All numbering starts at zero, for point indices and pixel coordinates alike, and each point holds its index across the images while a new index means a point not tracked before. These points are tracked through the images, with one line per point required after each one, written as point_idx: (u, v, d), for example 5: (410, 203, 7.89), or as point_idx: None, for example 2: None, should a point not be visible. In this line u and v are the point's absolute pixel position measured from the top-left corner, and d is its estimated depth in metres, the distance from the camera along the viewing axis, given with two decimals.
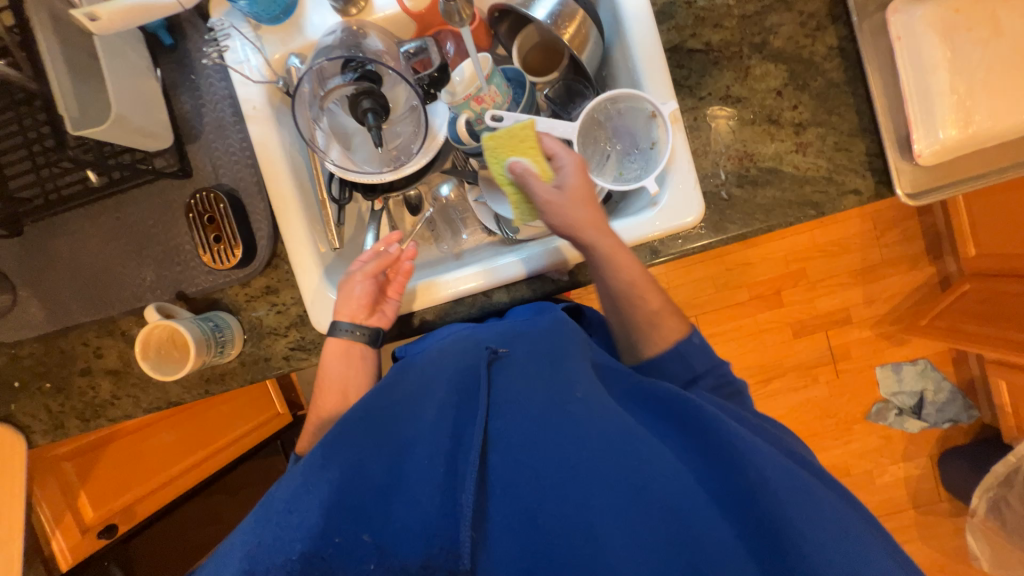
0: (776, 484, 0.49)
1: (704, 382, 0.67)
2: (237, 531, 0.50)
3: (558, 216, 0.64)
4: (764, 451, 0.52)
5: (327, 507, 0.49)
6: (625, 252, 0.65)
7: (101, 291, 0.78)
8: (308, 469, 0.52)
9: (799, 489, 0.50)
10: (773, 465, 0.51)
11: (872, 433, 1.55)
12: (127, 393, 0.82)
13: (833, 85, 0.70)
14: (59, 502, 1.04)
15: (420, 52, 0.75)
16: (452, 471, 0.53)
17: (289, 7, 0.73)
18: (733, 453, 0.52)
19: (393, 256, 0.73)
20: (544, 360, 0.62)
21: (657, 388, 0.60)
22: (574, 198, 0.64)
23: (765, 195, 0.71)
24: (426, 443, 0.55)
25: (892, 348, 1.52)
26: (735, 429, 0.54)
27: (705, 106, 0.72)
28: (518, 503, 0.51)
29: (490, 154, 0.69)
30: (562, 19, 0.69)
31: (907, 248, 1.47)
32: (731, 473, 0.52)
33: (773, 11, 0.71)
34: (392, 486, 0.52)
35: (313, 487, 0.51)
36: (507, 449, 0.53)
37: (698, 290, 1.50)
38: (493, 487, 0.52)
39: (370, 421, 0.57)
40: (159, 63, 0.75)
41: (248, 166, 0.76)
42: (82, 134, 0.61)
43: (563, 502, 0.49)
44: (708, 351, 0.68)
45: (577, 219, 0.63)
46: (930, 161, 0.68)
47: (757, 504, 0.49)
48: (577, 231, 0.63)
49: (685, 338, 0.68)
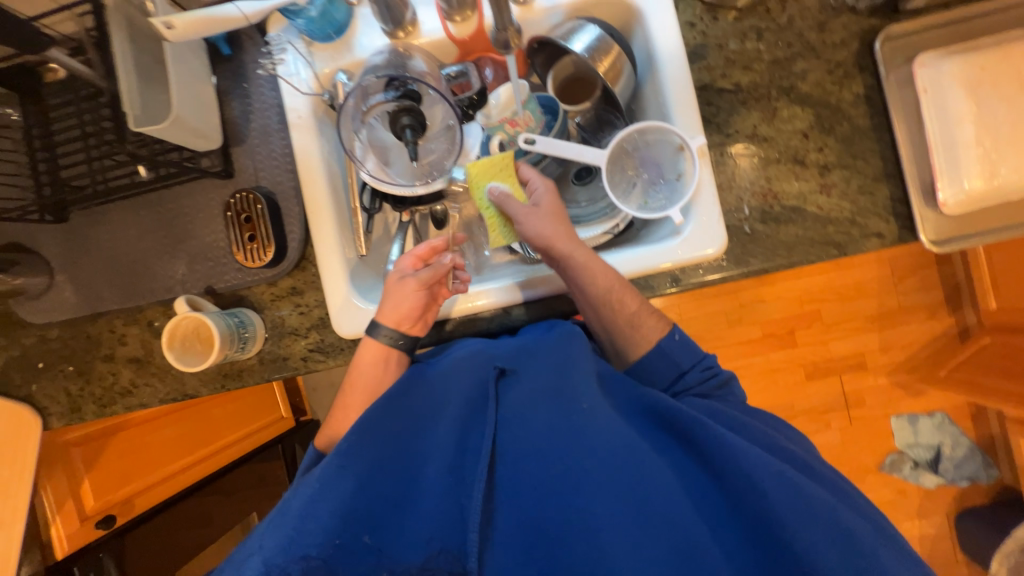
0: (782, 510, 0.49)
1: (690, 378, 0.69)
2: (255, 536, 0.51)
3: (533, 229, 0.70)
4: (767, 468, 0.51)
5: (342, 517, 0.50)
6: (600, 261, 0.68)
7: (134, 281, 0.80)
8: (322, 480, 0.52)
9: (804, 509, 0.49)
10: (778, 488, 0.50)
11: (886, 485, 1.50)
12: (146, 382, 0.83)
13: (858, 130, 0.72)
14: (64, 486, 1.04)
15: (460, 76, 0.79)
16: (463, 479, 0.55)
17: (341, 27, 0.77)
18: (735, 473, 0.52)
19: (446, 268, 0.71)
20: (551, 372, 0.61)
21: (659, 399, 0.59)
22: (547, 216, 0.71)
23: (788, 233, 0.72)
24: (439, 452, 0.56)
25: (909, 398, 1.49)
26: (738, 445, 0.53)
27: (732, 142, 0.74)
28: (524, 514, 0.53)
29: (472, 180, 0.76)
30: (599, 53, 0.73)
31: (927, 297, 1.46)
32: (734, 493, 0.52)
33: (802, 58, 0.73)
34: (405, 493, 0.54)
35: (327, 496, 0.51)
36: (514, 461, 0.55)
37: (711, 324, 1.49)
38: (501, 497, 0.54)
39: (381, 433, 0.56)
40: (216, 71, 0.80)
41: (287, 172, 0.79)
42: (142, 130, 0.64)
43: (567, 515, 0.51)
44: (689, 345, 0.71)
45: (548, 232, 0.69)
46: (954, 212, 0.69)
47: (761, 528, 0.49)
48: (551, 242, 0.69)
49: (666, 334, 0.70)
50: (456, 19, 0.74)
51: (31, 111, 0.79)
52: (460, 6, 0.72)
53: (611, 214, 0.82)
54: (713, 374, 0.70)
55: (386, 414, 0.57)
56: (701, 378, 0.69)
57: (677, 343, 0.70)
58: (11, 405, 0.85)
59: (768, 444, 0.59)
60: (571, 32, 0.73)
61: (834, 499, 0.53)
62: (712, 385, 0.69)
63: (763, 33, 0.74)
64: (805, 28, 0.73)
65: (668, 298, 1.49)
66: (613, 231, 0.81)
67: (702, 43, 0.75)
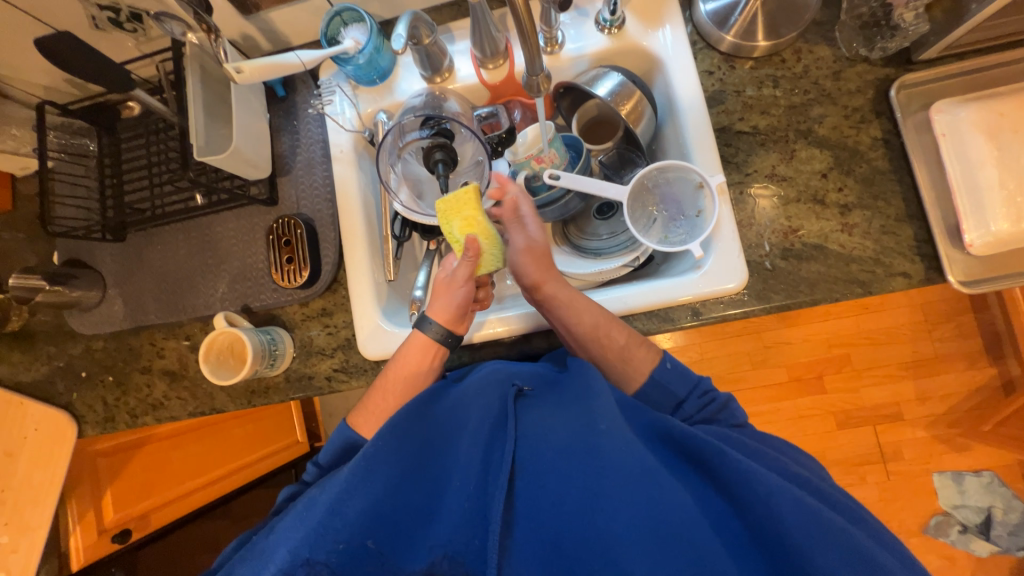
0: (802, 538, 0.48)
1: (689, 407, 0.68)
2: (280, 533, 0.54)
3: (519, 267, 0.74)
4: (789, 497, 0.49)
5: (362, 517, 0.52)
6: (585, 299, 0.71)
7: (178, 297, 0.86)
8: (347, 480, 0.53)
9: (825, 536, 0.48)
10: (800, 517, 0.48)
11: (931, 550, 1.37)
12: (178, 395, 0.86)
13: (878, 172, 0.73)
14: (88, 498, 1.06)
15: (490, 116, 0.85)
16: (483, 493, 0.56)
17: (385, 73, 0.85)
18: (757, 500, 0.50)
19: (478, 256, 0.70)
20: (569, 394, 0.61)
21: (678, 426, 0.57)
22: (531, 255, 0.74)
23: (809, 269, 0.72)
24: (461, 465, 0.57)
25: (951, 454, 1.39)
26: (759, 472, 0.51)
27: (751, 181, 0.76)
28: (542, 529, 0.53)
29: (442, 218, 0.70)
30: (621, 97, 0.78)
31: (964, 345, 1.40)
32: (755, 518, 0.51)
33: (818, 104, 0.76)
34: (427, 503, 0.56)
35: (352, 493, 0.52)
36: (531, 477, 0.55)
37: (734, 364, 1.46)
38: (519, 511, 0.55)
39: (403, 439, 0.56)
40: (270, 110, 0.88)
41: (326, 200, 0.84)
42: (204, 159, 0.72)
43: (584, 531, 0.51)
44: (683, 373, 0.70)
45: (532, 274, 0.73)
46: (983, 253, 0.68)
47: (783, 554, 0.48)
48: (535, 283, 0.72)
49: (657, 364, 0.70)
50: (489, 67, 0.82)
51: (107, 143, 0.88)
52: (493, 55, 0.80)
53: (631, 247, 0.84)
54: (711, 399, 0.69)
55: (410, 420, 0.58)
56: (700, 406, 0.68)
57: (669, 371, 0.69)
58: (52, 410, 0.90)
59: (791, 476, 0.57)
60: (594, 78, 0.79)
61: (862, 532, 0.50)
62: (711, 411, 0.68)
63: (780, 80, 0.78)
64: (820, 76, 0.77)
65: (689, 336, 1.47)
66: (632, 263, 0.83)
67: (721, 89, 0.79)
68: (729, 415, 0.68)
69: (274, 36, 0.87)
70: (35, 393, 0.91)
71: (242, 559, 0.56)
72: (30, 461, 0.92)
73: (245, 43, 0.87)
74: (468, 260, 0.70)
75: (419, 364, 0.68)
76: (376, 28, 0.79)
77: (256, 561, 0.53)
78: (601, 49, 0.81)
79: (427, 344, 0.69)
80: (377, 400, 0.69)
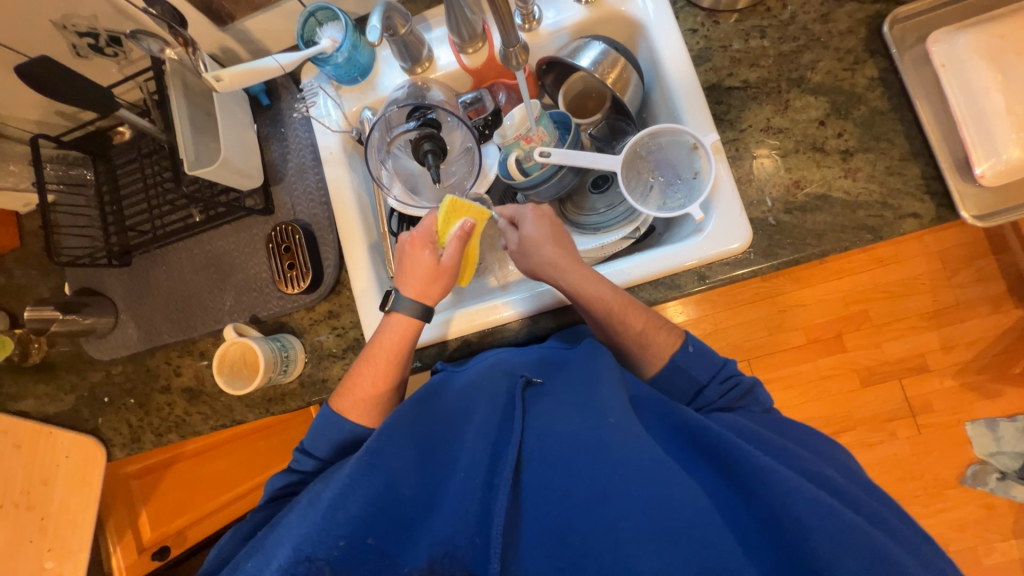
0: (820, 540, 0.46)
1: (709, 393, 0.67)
2: (285, 526, 0.53)
3: (526, 261, 0.75)
4: (810, 498, 0.48)
5: (365, 510, 0.51)
6: (597, 277, 0.69)
7: (189, 314, 0.87)
8: (353, 472, 0.53)
9: (842, 541, 0.46)
10: (819, 518, 0.47)
11: (971, 501, 1.33)
12: (199, 410, 0.88)
13: (877, 113, 0.71)
14: (124, 519, 1.16)
15: (475, 102, 0.85)
16: (489, 489, 0.54)
17: (365, 70, 0.84)
18: (768, 495, 0.49)
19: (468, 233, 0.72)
20: (574, 384, 0.61)
21: (688, 415, 0.58)
22: (541, 242, 0.73)
23: (815, 220, 0.70)
24: (466, 457, 0.56)
25: (982, 402, 1.35)
26: (772, 467, 0.50)
27: (747, 136, 0.74)
28: (547, 522, 0.51)
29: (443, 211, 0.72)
30: (606, 67, 0.76)
31: (986, 289, 1.35)
32: (764, 514, 0.49)
33: (809, 50, 0.74)
34: (432, 498, 0.55)
35: (360, 484, 0.52)
36: (539, 469, 0.54)
37: (749, 333, 1.43)
38: (526, 502, 0.53)
39: (407, 432, 0.57)
40: (257, 120, 0.88)
41: (321, 205, 0.85)
42: (195, 172, 0.72)
43: (591, 525, 0.50)
44: (705, 357, 0.69)
45: (539, 265, 0.73)
46: (994, 183, 0.66)
47: (789, 552, 0.47)
48: (543, 270, 0.73)
49: (678, 348, 0.69)
50: (469, 51, 0.81)
51: (102, 171, 0.89)
52: (472, 39, 0.79)
53: (630, 218, 0.83)
54: (734, 384, 0.68)
55: (410, 412, 0.59)
56: (721, 391, 0.67)
57: (691, 354, 0.68)
58: (83, 436, 0.92)
59: (801, 469, 0.55)
60: (577, 50, 0.77)
61: (895, 545, 0.48)
62: (734, 397, 0.67)
63: (767, 30, 0.76)
64: (808, 21, 0.75)
65: (702, 307, 1.44)
66: (633, 235, 0.82)
67: (706, 46, 0.77)
68: (754, 400, 0.68)
69: (253, 45, 0.87)
70: (62, 421, 0.94)
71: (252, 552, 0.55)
72: (66, 483, 0.97)
73: (225, 56, 0.87)
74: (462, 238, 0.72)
75: (406, 339, 0.70)
76: (352, 25, 0.78)
77: (259, 561, 0.51)
78: (580, 20, 0.79)
79: (411, 325, 0.70)
80: (365, 385, 0.69)
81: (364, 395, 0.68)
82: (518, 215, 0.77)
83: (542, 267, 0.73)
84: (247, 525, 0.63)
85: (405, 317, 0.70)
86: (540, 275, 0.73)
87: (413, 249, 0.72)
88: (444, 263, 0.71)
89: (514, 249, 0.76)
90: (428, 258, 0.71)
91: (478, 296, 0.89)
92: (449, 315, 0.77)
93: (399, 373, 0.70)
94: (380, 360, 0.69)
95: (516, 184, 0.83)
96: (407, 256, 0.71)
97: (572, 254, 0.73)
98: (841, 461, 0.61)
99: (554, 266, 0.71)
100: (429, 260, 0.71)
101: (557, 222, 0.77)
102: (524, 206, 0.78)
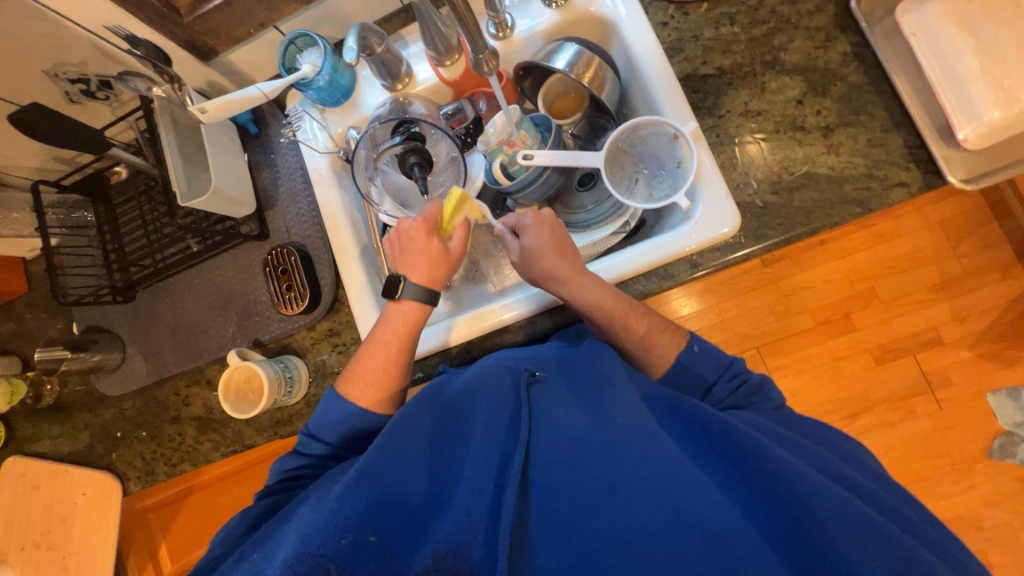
0: (840, 537, 0.46)
1: (718, 392, 0.67)
2: (295, 521, 0.53)
3: (527, 271, 0.75)
4: (832, 494, 0.48)
5: (370, 506, 0.51)
6: (600, 287, 0.69)
7: (193, 343, 0.88)
8: (359, 467, 0.53)
9: (863, 536, 0.46)
10: (843, 523, 0.46)
11: (1001, 474, 1.28)
12: (209, 438, 0.89)
13: (855, 87, 0.71)
14: (145, 552, 1.24)
15: (456, 112, 0.87)
16: (497, 489, 0.52)
17: (348, 91, 0.86)
18: (789, 495, 0.49)
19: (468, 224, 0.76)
20: (580, 385, 0.61)
21: (700, 410, 0.57)
22: (544, 252, 0.72)
23: (802, 198, 0.70)
24: (472, 455, 0.55)
25: (1002, 371, 1.28)
26: (794, 464, 0.50)
27: (727, 122, 0.75)
28: (556, 519, 0.50)
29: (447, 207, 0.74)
30: (580, 67, 0.77)
31: (994, 255, 1.27)
32: (783, 508, 0.49)
33: (781, 32, 0.75)
34: (439, 496, 0.54)
35: (364, 480, 0.52)
36: (546, 465, 0.53)
37: (755, 320, 1.35)
38: (534, 500, 0.51)
39: (414, 432, 0.57)
40: (247, 148, 0.91)
41: (315, 226, 0.86)
42: (187, 203, 0.75)
43: (599, 523, 0.48)
44: (712, 354, 0.68)
45: (541, 275, 0.72)
46: (979, 144, 0.67)
47: (805, 544, 0.47)
48: (544, 282, 0.73)
49: (682, 349, 0.68)
50: (446, 64, 0.82)
51: (102, 211, 0.92)
52: (448, 51, 0.80)
53: (618, 212, 0.83)
54: (743, 380, 0.67)
55: (418, 412, 0.59)
56: (730, 388, 0.67)
57: (698, 355, 0.68)
58: (98, 471, 0.95)
59: (822, 465, 0.54)
60: (551, 53, 0.79)
61: (910, 537, 0.48)
62: (742, 394, 0.66)
63: (736, 17, 0.77)
64: (776, 4, 0.76)
65: (705, 298, 1.35)
66: (624, 229, 0.82)
67: (678, 38, 0.79)
68: (765, 397, 0.67)
69: (237, 77, 0.90)
70: (78, 459, 0.96)
71: (263, 536, 0.56)
72: (88, 516, 1.01)
73: (212, 90, 0.90)
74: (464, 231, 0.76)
75: (404, 346, 0.71)
76: (330, 49, 0.81)
77: (267, 551, 0.52)
78: (552, 24, 0.81)
79: (420, 313, 0.73)
80: (365, 397, 0.69)
81: (376, 382, 0.70)
82: (520, 223, 0.76)
83: (543, 280, 0.73)
84: (251, 513, 0.63)
85: (412, 303, 0.72)
86: (542, 285, 0.74)
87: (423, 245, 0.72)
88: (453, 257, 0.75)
89: (515, 258, 0.76)
90: (437, 246, 0.73)
91: (477, 302, 0.89)
92: (451, 322, 0.77)
93: (398, 377, 0.71)
94: (382, 358, 0.70)
95: (504, 189, 0.84)
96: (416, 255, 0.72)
97: (575, 262, 0.72)
98: (845, 450, 0.62)
99: (555, 279, 0.71)
100: (438, 248, 0.73)
101: (559, 229, 0.75)
102: (527, 212, 0.77)
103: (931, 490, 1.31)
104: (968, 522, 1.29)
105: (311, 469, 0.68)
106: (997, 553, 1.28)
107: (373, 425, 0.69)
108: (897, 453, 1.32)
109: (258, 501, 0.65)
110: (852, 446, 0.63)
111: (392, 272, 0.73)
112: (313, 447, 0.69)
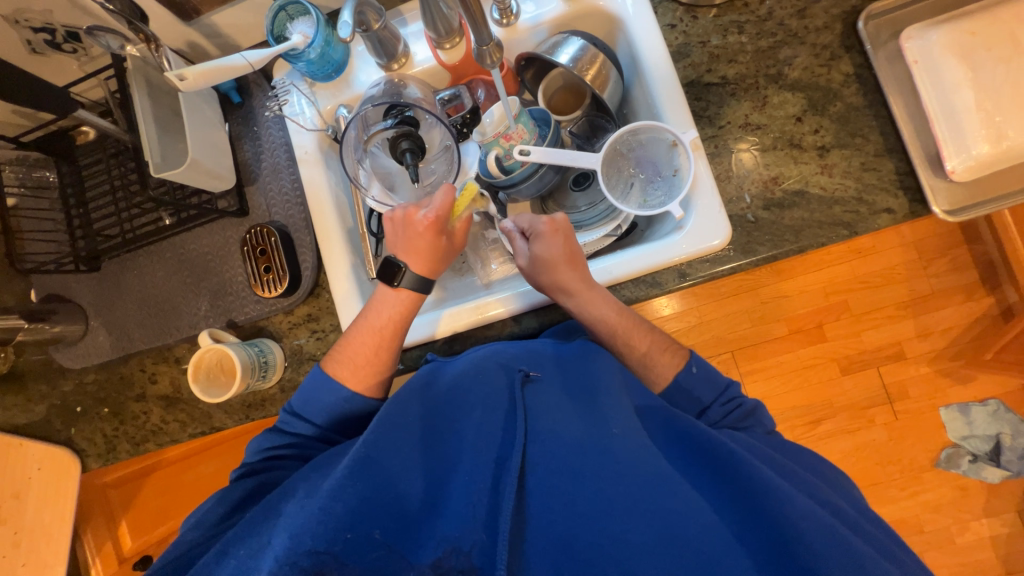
0: (827, 565, 0.46)
1: (713, 413, 0.67)
2: (283, 517, 0.50)
3: (534, 276, 0.72)
4: (817, 520, 0.48)
5: (365, 503, 0.49)
6: (605, 302, 0.70)
7: (162, 319, 0.84)
8: (350, 464, 0.51)
9: (841, 560, 0.46)
10: (831, 548, 0.46)
11: (945, 483, 1.34)
12: (176, 418, 0.85)
13: (853, 108, 0.72)
14: (103, 529, 1.22)
15: (453, 98, 0.82)
16: (493, 493, 0.51)
17: (340, 66, 0.82)
18: (779, 518, 0.48)
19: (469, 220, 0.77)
20: (577, 394, 0.60)
21: (692, 426, 0.58)
22: (554, 260, 0.71)
23: (792, 217, 0.71)
24: (468, 457, 0.54)
25: (956, 387, 1.35)
26: (778, 485, 0.50)
27: (726, 134, 0.74)
28: (554, 531, 0.50)
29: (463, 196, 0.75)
30: (585, 63, 0.75)
31: (959, 278, 1.32)
32: (770, 531, 0.49)
33: (787, 45, 0.74)
34: (435, 497, 0.53)
35: (357, 477, 0.50)
36: (544, 474, 0.52)
37: (733, 325, 1.38)
38: (531, 510, 0.51)
39: (404, 430, 0.55)
40: (228, 118, 0.86)
41: (298, 205, 0.83)
42: (162, 174, 0.70)
43: (597, 537, 0.48)
44: (709, 377, 0.69)
45: (547, 283, 0.71)
46: (965, 178, 0.68)
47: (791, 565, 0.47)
48: (549, 290, 0.71)
49: (681, 369, 0.69)
50: (446, 47, 0.79)
51: (67, 172, 0.86)
52: (448, 34, 0.77)
53: (612, 216, 0.82)
54: (737, 405, 0.68)
55: (409, 406, 0.58)
56: (724, 412, 0.67)
57: (696, 376, 0.68)
58: (55, 446, 0.92)
59: (807, 486, 0.56)
60: (556, 45, 0.76)
61: (874, 552, 0.49)
62: (737, 417, 0.67)
63: (744, 26, 0.76)
64: (785, 17, 0.75)
65: (687, 300, 1.37)
66: (615, 233, 0.81)
67: (685, 42, 0.77)
68: (757, 422, 0.68)
69: (220, 40, 0.85)
70: (33, 432, 0.91)
71: (248, 528, 0.52)
72: (49, 484, 0.99)
73: (192, 52, 0.85)
74: (466, 225, 0.76)
75: (384, 339, 0.69)
76: (323, 20, 0.76)
77: (253, 546, 0.49)
78: (559, 15, 0.78)
79: (414, 298, 0.72)
80: (338, 391, 0.67)
81: (366, 363, 0.68)
82: (532, 226, 0.75)
83: (549, 289, 0.71)
84: (235, 493, 0.61)
85: (409, 292, 0.71)
86: (546, 293, 0.72)
87: (424, 229, 0.71)
88: (450, 249, 0.75)
89: (523, 260, 0.74)
90: (444, 242, 0.73)
91: (461, 294, 0.88)
92: (438, 314, 0.76)
93: (376, 375, 0.69)
94: (376, 344, 0.69)
95: (498, 183, 0.83)
96: (413, 234, 0.71)
97: (585, 272, 0.71)
98: (809, 461, 0.64)
99: (562, 290, 0.70)
100: (445, 241, 0.73)
101: (572, 238, 0.74)
102: (542, 217, 0.76)
103: (880, 495, 1.36)
104: (911, 526, 1.35)
105: (297, 448, 0.67)
106: (933, 555, 1.34)
107: (358, 408, 0.68)
108: (854, 459, 1.37)
109: (239, 483, 0.62)
110: (816, 459, 0.65)
111: (391, 256, 0.72)
112: (297, 426, 0.67)
